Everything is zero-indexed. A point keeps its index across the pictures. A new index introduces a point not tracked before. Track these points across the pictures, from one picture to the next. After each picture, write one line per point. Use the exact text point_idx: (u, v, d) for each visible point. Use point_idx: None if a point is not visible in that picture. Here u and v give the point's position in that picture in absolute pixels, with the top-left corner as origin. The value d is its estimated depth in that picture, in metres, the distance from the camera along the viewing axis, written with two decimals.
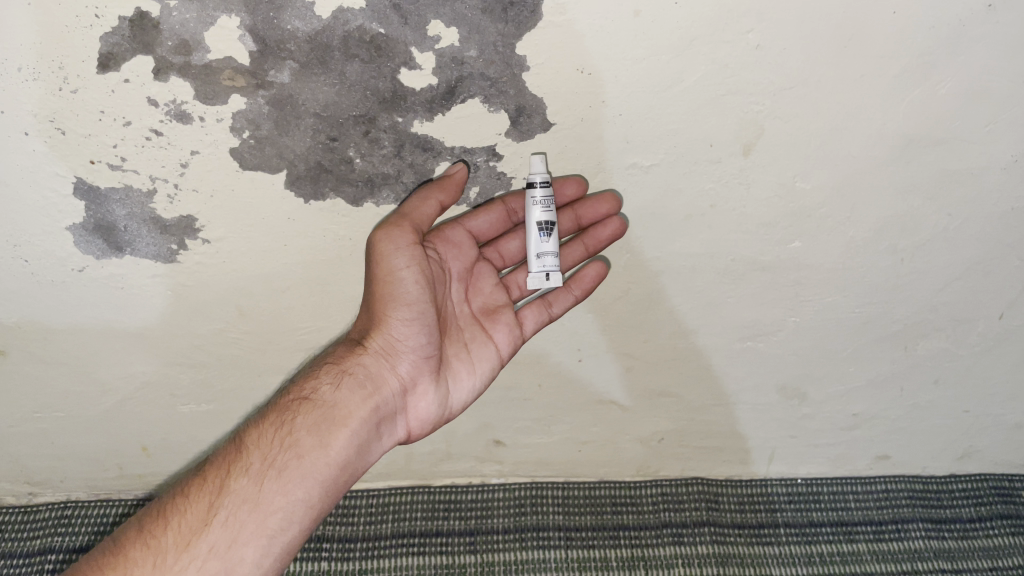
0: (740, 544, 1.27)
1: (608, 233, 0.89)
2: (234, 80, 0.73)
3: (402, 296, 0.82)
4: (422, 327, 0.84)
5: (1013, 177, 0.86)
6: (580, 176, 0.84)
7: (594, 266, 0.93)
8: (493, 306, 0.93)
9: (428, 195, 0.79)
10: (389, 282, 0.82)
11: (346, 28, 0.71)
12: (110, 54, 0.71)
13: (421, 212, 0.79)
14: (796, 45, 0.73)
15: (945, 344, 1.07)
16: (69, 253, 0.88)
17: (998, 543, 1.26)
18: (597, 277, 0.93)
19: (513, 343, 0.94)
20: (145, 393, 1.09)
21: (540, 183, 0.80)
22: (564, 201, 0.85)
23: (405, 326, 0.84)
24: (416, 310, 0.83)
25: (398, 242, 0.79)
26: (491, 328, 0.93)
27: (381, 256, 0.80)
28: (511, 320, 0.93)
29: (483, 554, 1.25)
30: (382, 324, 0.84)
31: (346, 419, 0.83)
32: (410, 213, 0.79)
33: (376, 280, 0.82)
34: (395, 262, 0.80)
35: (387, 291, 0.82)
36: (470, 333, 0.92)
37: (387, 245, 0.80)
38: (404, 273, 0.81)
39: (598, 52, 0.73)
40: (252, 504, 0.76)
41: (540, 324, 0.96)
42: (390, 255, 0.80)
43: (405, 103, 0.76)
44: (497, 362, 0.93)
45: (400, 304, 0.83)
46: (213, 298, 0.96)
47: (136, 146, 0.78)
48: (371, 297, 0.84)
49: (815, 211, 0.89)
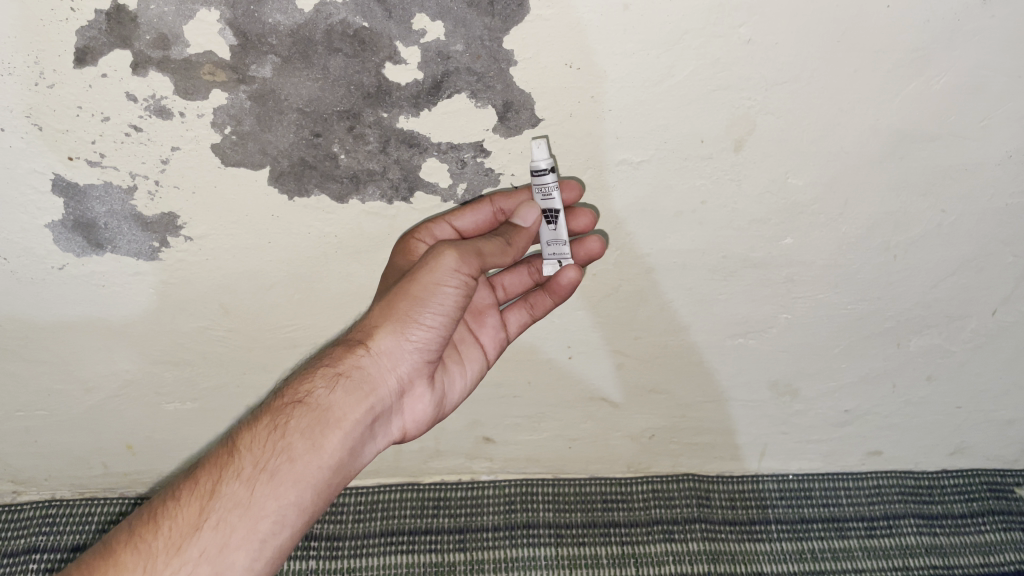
0: (731, 541, 1.27)
1: (584, 252, 0.88)
2: (215, 75, 0.72)
3: (430, 303, 0.79)
4: (434, 332, 0.82)
5: (1009, 173, 0.84)
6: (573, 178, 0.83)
7: (572, 271, 0.85)
8: (480, 306, 0.93)
9: (508, 247, 0.81)
10: (429, 291, 0.79)
11: (328, 22, 0.69)
12: (87, 48, 0.69)
13: (496, 257, 0.81)
14: (787, 40, 0.71)
15: (937, 339, 1.06)
16: (49, 250, 0.87)
17: (991, 538, 1.26)
18: (572, 284, 0.86)
19: (500, 345, 0.96)
20: (129, 391, 1.08)
21: (545, 170, 0.77)
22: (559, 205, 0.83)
23: (416, 331, 0.81)
24: (437, 317, 0.80)
25: (462, 264, 0.79)
26: (480, 329, 0.94)
27: (437, 265, 0.78)
28: (497, 322, 0.94)
29: (473, 552, 1.25)
30: (391, 326, 0.81)
31: (341, 421, 0.80)
32: (488, 254, 0.80)
33: (412, 284, 0.80)
34: (442, 277, 0.79)
35: (415, 296, 0.79)
36: (461, 333, 0.93)
37: (450, 263, 0.78)
38: (448, 288, 0.79)
39: (587, 47, 0.71)
40: (242, 509, 0.75)
41: (524, 325, 0.96)
42: (439, 269, 0.79)
43: (390, 98, 0.75)
44: (485, 363, 0.95)
45: (424, 309, 0.80)
46: (197, 296, 0.95)
47: (115, 142, 0.76)
48: (394, 298, 0.81)
49: (806, 207, 0.88)
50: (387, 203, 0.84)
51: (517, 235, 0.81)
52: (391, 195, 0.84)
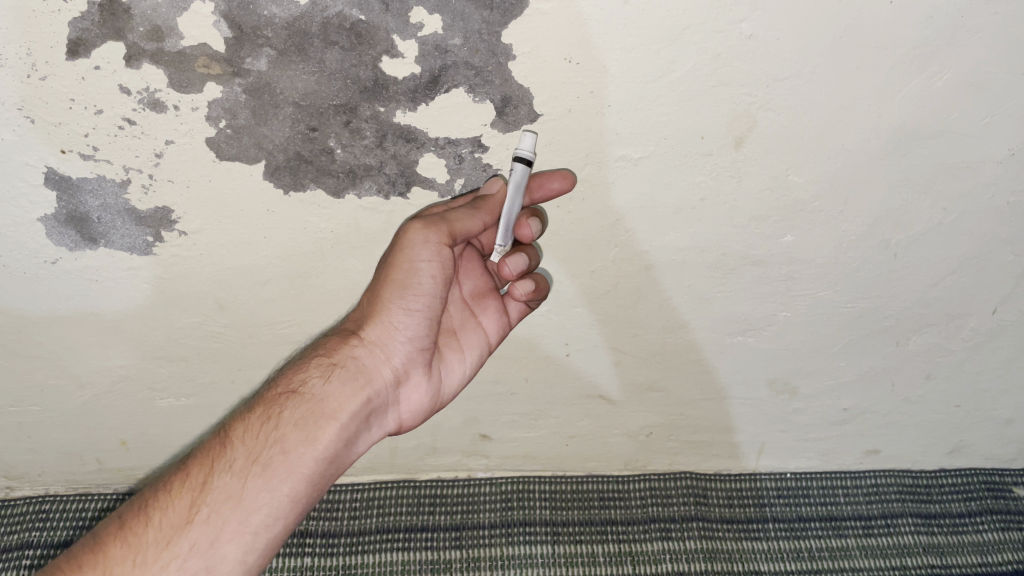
0: (728, 539, 1.26)
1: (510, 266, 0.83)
2: (211, 68, 0.71)
3: (413, 285, 0.79)
4: (423, 318, 0.81)
5: (1011, 170, 0.84)
6: (567, 169, 0.82)
7: (526, 284, 0.85)
8: (482, 291, 0.90)
9: (476, 212, 0.78)
10: (409, 273, 0.78)
11: (324, 14, 0.68)
12: (79, 40, 0.68)
13: (467, 223, 0.77)
14: (789, 35, 0.70)
15: (938, 338, 1.06)
16: (42, 245, 0.86)
17: (988, 537, 1.26)
18: (528, 295, 0.86)
19: (502, 330, 0.92)
20: (123, 386, 1.07)
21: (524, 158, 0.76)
22: (548, 196, 0.82)
23: (406, 316, 0.80)
24: (422, 301, 0.80)
25: (429, 235, 0.77)
26: (480, 314, 0.90)
27: (406, 244, 0.77)
28: (499, 306, 0.91)
29: (469, 550, 1.24)
30: (380, 315, 0.81)
31: (336, 412, 0.80)
32: (455, 220, 0.76)
33: (394, 268, 0.79)
34: (417, 253, 0.77)
35: (400, 280, 0.79)
36: (460, 319, 0.90)
37: (418, 235, 0.77)
38: (423, 265, 0.78)
39: (586, 43, 0.70)
40: (234, 501, 0.74)
41: (523, 312, 0.93)
42: (414, 246, 0.77)
43: (387, 92, 0.74)
44: (487, 349, 0.91)
45: (409, 293, 0.79)
46: (193, 291, 0.94)
47: (109, 136, 0.75)
48: (382, 284, 0.81)
49: (806, 205, 0.87)
50: (384, 197, 0.84)
51: (484, 203, 0.80)
52: (388, 190, 0.83)
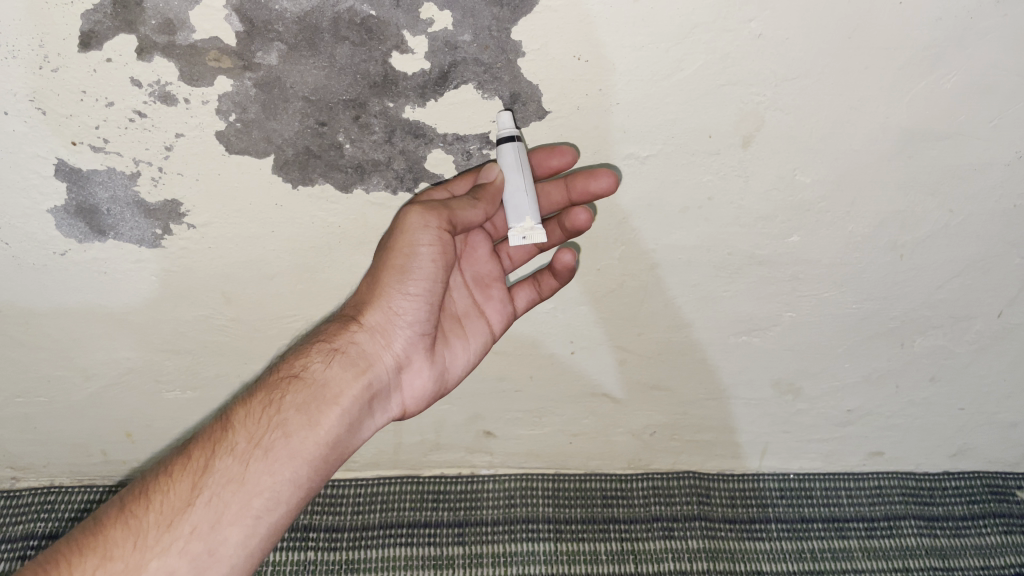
0: (730, 539, 1.26)
1: (571, 222, 0.83)
2: (221, 61, 0.71)
3: (412, 270, 0.79)
4: (423, 303, 0.81)
5: (1018, 173, 0.84)
6: (568, 146, 0.80)
7: (568, 254, 0.85)
8: (488, 278, 0.90)
9: (477, 202, 0.75)
10: (410, 257, 0.78)
11: (335, 10, 0.68)
12: (91, 33, 0.68)
13: (468, 211, 0.75)
14: (799, 35, 0.70)
15: (942, 340, 1.06)
16: (50, 236, 0.86)
17: (991, 541, 1.26)
18: (568, 269, 0.86)
19: (507, 319, 0.92)
20: (128, 378, 1.08)
21: (508, 137, 0.75)
22: (551, 172, 0.81)
23: (407, 301, 0.81)
24: (422, 286, 0.80)
25: (428, 220, 0.76)
26: (486, 301, 0.91)
27: (407, 227, 0.77)
28: (505, 295, 0.91)
29: (472, 546, 1.24)
30: (380, 299, 0.81)
31: (337, 397, 0.80)
32: (455, 208, 0.75)
33: (393, 252, 0.79)
34: (416, 237, 0.77)
35: (400, 264, 0.79)
36: (464, 306, 0.90)
37: (418, 220, 0.76)
38: (423, 249, 0.77)
39: (595, 40, 0.70)
40: (236, 484, 0.75)
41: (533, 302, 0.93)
42: (414, 230, 0.77)
43: (396, 87, 0.74)
44: (492, 336, 0.92)
45: (408, 278, 0.80)
46: (200, 284, 0.94)
47: (119, 128, 0.76)
48: (381, 269, 0.81)
49: (814, 205, 0.87)
50: (391, 193, 0.84)
51: (485, 189, 0.77)
52: (396, 185, 0.83)
